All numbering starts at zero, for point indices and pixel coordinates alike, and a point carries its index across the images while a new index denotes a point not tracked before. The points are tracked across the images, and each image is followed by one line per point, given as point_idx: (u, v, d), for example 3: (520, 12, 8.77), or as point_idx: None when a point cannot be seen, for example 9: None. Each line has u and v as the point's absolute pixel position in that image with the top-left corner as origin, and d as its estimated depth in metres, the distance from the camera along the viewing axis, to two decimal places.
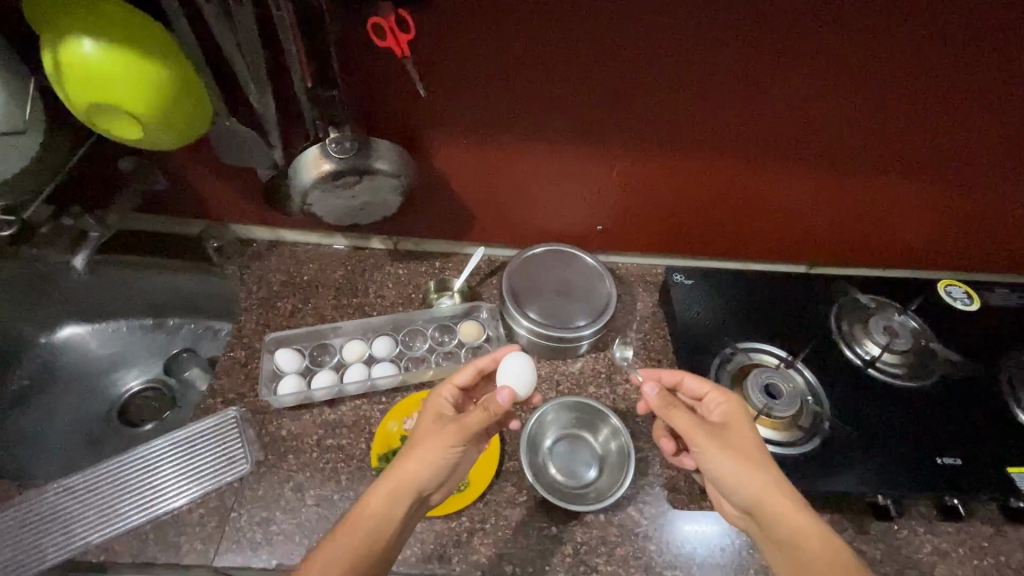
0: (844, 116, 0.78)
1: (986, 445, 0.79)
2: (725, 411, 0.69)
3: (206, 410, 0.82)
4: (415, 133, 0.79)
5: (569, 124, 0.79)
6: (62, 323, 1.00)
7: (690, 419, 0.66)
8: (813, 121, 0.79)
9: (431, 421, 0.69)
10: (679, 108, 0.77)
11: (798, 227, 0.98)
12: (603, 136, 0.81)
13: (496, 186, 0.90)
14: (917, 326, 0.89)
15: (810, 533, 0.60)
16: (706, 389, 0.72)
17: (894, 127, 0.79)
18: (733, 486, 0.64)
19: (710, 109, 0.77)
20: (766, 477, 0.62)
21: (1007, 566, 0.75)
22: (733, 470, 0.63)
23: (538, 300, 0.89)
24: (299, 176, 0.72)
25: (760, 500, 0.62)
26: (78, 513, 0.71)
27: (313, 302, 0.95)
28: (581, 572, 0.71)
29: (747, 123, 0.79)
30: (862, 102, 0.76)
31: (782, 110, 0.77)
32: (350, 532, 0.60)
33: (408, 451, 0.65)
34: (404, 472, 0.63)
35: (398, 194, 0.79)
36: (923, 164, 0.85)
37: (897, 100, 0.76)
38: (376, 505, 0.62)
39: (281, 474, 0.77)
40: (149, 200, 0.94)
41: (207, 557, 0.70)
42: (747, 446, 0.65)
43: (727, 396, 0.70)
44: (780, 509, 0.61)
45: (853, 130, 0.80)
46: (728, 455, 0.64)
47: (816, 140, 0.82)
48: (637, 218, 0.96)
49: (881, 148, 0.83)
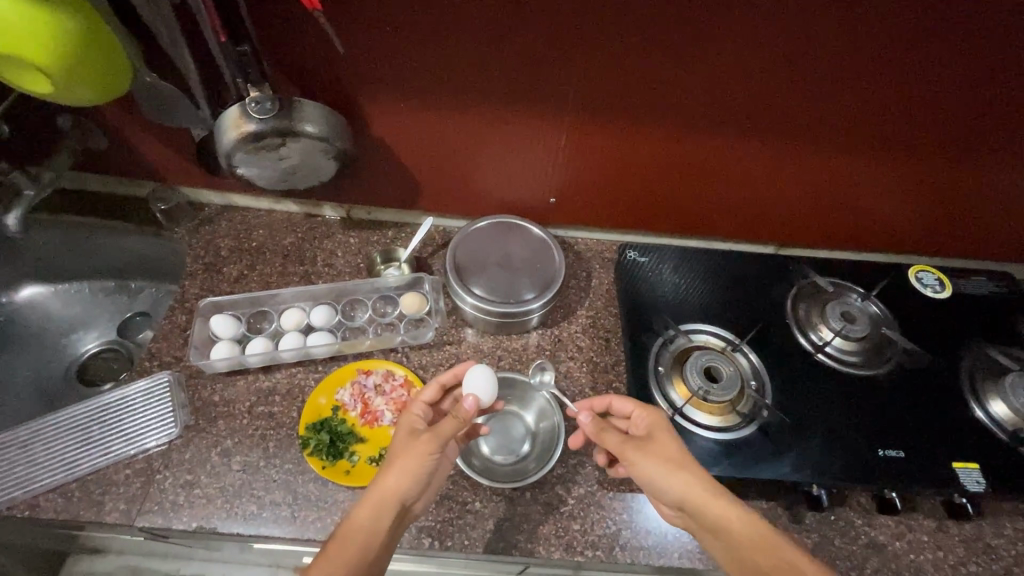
0: (805, 86, 0.72)
1: (935, 438, 0.76)
2: (647, 422, 0.67)
3: (142, 373, 0.82)
4: (348, 95, 0.76)
5: (510, 90, 0.75)
6: (24, 282, 0.99)
7: (619, 437, 0.64)
8: (773, 92, 0.74)
9: (405, 433, 0.68)
10: (626, 74, 0.72)
11: (762, 205, 0.93)
12: (547, 103, 0.77)
13: (443, 153, 0.86)
14: (877, 312, 0.85)
15: (735, 522, 0.58)
16: (629, 406, 0.70)
17: (861, 100, 0.74)
18: (664, 495, 0.61)
19: (659, 75, 0.72)
20: (691, 478, 0.60)
21: (945, 562, 0.73)
22: (658, 475, 0.61)
23: (482, 274, 0.86)
24: (221, 137, 0.69)
25: (687, 501, 0.60)
26: (5, 469, 0.72)
27: (259, 268, 0.94)
28: (501, 548, 0.71)
29: (702, 92, 0.74)
30: (824, 71, 0.71)
31: (738, 78, 0.72)
32: (335, 554, 0.58)
33: (388, 465, 0.64)
34: (385, 484, 0.62)
35: (330, 158, 0.77)
36: (892, 140, 0.80)
37: (862, 69, 0.70)
38: (361, 521, 0.60)
39: (209, 439, 0.77)
40: (93, 160, 0.93)
41: (130, 516, 0.71)
42: (670, 449, 0.63)
43: (647, 409, 0.68)
44: (705, 504, 0.59)
45: (817, 102, 0.75)
46: (651, 461, 0.62)
47: (777, 113, 0.77)
48: (592, 191, 0.93)
49: (846, 123, 0.78)
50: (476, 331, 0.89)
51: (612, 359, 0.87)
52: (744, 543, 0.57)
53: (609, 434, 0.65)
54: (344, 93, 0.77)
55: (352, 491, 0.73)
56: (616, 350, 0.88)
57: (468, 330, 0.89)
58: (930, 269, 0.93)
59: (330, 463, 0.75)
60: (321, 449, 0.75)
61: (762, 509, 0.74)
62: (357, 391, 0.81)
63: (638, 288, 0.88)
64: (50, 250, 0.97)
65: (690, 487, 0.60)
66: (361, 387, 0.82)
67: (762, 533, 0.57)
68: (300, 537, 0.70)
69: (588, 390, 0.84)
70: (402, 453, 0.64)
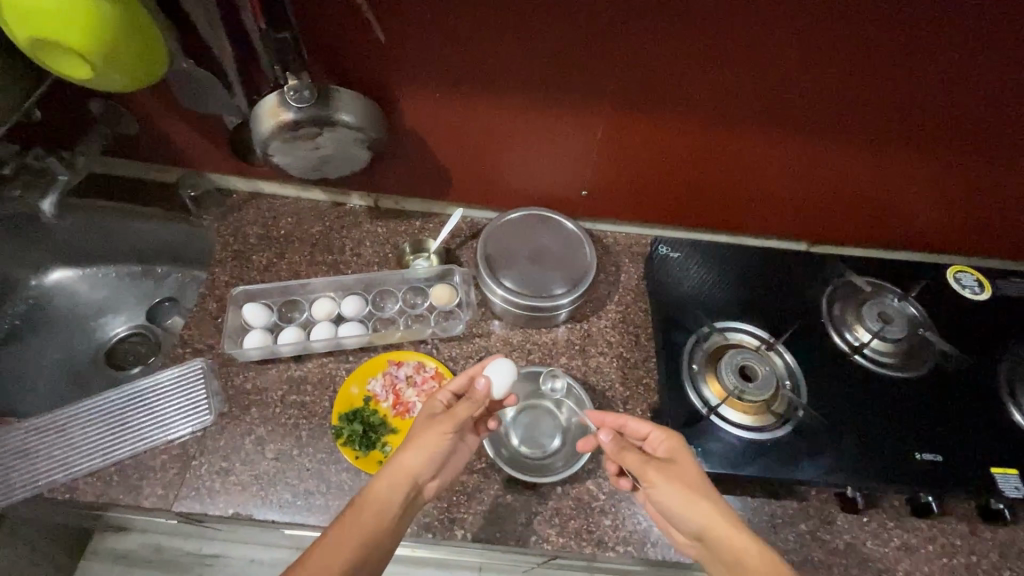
0: (852, 81, 0.70)
1: (972, 442, 0.75)
2: (668, 446, 0.65)
3: (175, 359, 0.83)
4: (383, 84, 0.75)
5: (545, 81, 0.74)
6: (52, 266, 1.01)
7: (640, 458, 0.62)
8: (818, 87, 0.72)
9: (425, 416, 0.68)
10: (668, 66, 0.70)
11: (795, 201, 0.91)
12: (583, 95, 0.76)
13: (475, 144, 0.85)
14: (914, 314, 0.84)
15: (752, 555, 0.55)
16: (646, 428, 0.66)
17: (909, 97, 0.72)
18: (683, 521, 0.59)
19: (698, 69, 0.70)
20: (711, 506, 0.58)
21: (977, 567, 0.72)
22: (679, 501, 0.59)
23: (513, 266, 0.86)
24: (258, 125, 0.69)
25: (709, 531, 0.58)
26: (45, 452, 0.74)
27: (288, 256, 0.93)
28: (532, 542, 0.71)
29: (744, 87, 0.72)
30: (873, 66, 0.68)
31: (783, 72, 0.70)
32: (349, 525, 0.59)
33: (406, 444, 0.65)
34: (402, 462, 0.63)
35: (364, 147, 0.76)
36: (936, 138, 0.77)
37: (912, 65, 0.68)
38: (377, 493, 0.62)
39: (243, 426, 0.77)
40: (123, 145, 0.93)
41: (167, 501, 0.72)
42: (692, 476, 0.61)
43: (668, 432, 0.65)
44: (727, 536, 0.57)
45: (863, 98, 0.73)
46: (673, 485, 0.60)
47: (820, 109, 0.75)
48: (623, 185, 0.91)
49: (889, 119, 0.75)
50: (505, 324, 0.89)
51: (642, 355, 0.87)
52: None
53: (630, 455, 0.63)
54: (381, 82, 0.76)
55: None
56: (646, 346, 0.87)
57: (496, 323, 0.89)
58: (969, 270, 0.92)
59: (363, 453, 0.75)
60: (355, 439, 0.76)
61: (794, 509, 0.74)
62: (389, 382, 0.82)
63: (670, 284, 0.87)
64: (79, 234, 0.98)
65: (710, 516, 0.58)
66: (393, 378, 0.82)
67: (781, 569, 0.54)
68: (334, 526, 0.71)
69: (618, 386, 0.84)
70: (421, 433, 0.65)
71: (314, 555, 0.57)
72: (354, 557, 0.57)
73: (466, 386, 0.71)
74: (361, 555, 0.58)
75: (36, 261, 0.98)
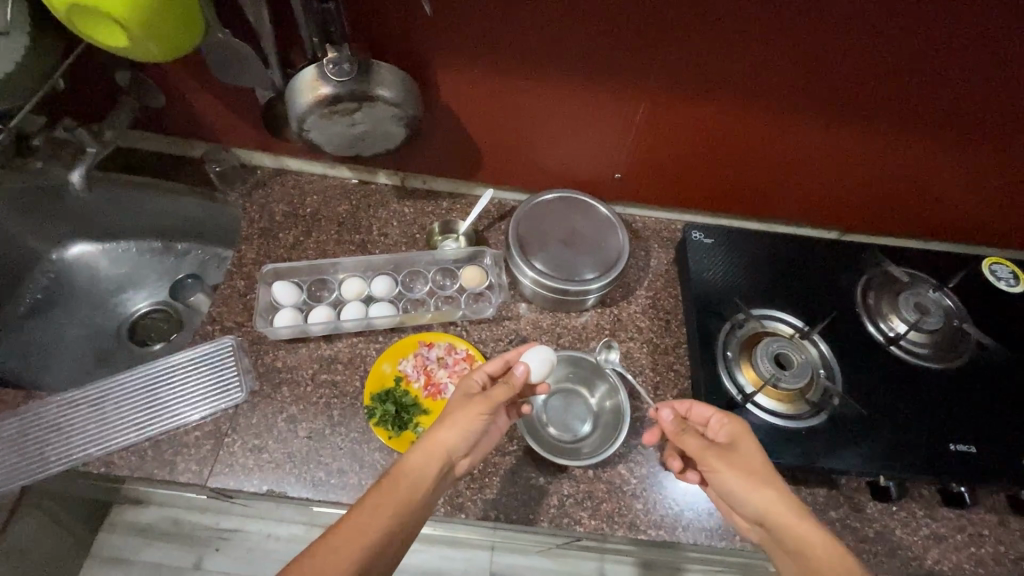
0: (906, 68, 0.68)
1: (1005, 434, 0.75)
2: (728, 430, 0.65)
3: (204, 336, 0.83)
4: (422, 58, 0.74)
5: (585, 62, 0.72)
6: (74, 240, 0.99)
7: (701, 443, 0.63)
8: (865, 75, 0.70)
9: (461, 393, 0.68)
10: (717, 49, 0.69)
11: (830, 190, 0.90)
12: (622, 78, 0.74)
13: (510, 124, 0.84)
14: (951, 306, 0.83)
15: (814, 543, 0.55)
16: (710, 412, 0.68)
17: (963, 86, 0.70)
18: (745, 506, 0.60)
19: (744, 53, 0.69)
20: (772, 492, 0.59)
21: (1006, 557, 0.73)
22: (739, 484, 0.60)
23: (545, 249, 0.84)
24: (296, 99, 0.68)
25: (767, 513, 0.58)
26: (78, 426, 0.74)
27: (316, 235, 0.92)
28: (565, 524, 0.71)
29: (793, 73, 0.71)
30: (929, 53, 0.67)
31: (836, 58, 0.68)
32: (386, 495, 0.59)
33: (441, 420, 0.65)
34: (436, 437, 0.63)
35: (401, 124, 0.74)
36: (982, 129, 0.76)
37: (970, 54, 0.66)
38: (414, 466, 0.61)
39: (275, 404, 0.77)
40: (148, 118, 0.91)
41: (201, 477, 0.72)
42: (752, 462, 0.62)
43: (730, 415, 0.66)
44: (786, 519, 0.57)
45: (915, 86, 0.71)
46: (732, 468, 0.61)
47: (868, 97, 0.73)
48: (656, 169, 0.90)
49: (936, 109, 0.74)
50: (534, 307, 0.88)
51: (673, 340, 0.86)
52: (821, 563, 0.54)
53: (688, 437, 0.64)
54: (419, 58, 0.74)
55: None
56: (677, 332, 0.87)
57: (525, 306, 0.88)
58: (1002, 262, 0.91)
59: (395, 433, 0.75)
60: (388, 419, 0.76)
61: (825, 497, 0.74)
62: (420, 363, 0.82)
63: (703, 270, 0.86)
64: (103, 209, 0.96)
65: (771, 501, 0.58)
66: (424, 359, 0.82)
67: (844, 558, 0.54)
68: None
69: (648, 371, 0.83)
70: (457, 411, 0.65)
71: (352, 520, 0.56)
72: (395, 521, 0.57)
73: (502, 370, 0.72)
74: (397, 524, 0.57)
75: (59, 234, 0.97)
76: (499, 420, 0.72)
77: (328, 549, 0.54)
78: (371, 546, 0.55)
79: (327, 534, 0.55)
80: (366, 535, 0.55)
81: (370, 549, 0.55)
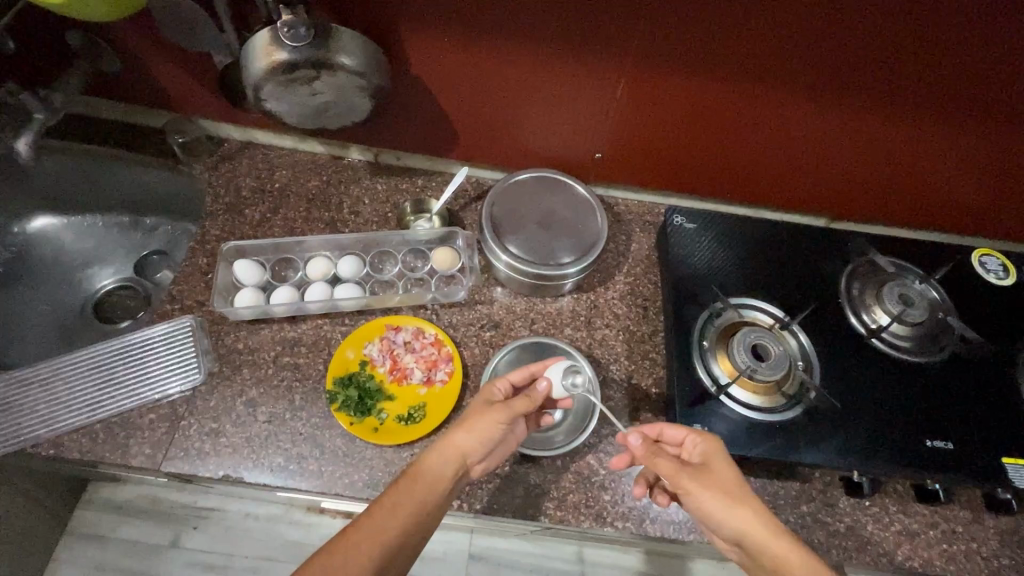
0: (901, 49, 0.64)
1: (984, 430, 0.73)
2: (701, 451, 0.63)
3: (162, 315, 0.79)
4: (388, 24, 0.69)
5: (560, 32, 0.68)
6: (35, 212, 0.95)
7: (676, 466, 0.60)
8: (856, 54, 0.66)
9: (483, 396, 0.66)
10: (701, 23, 0.64)
11: (818, 174, 0.87)
12: (600, 51, 0.70)
13: (486, 98, 0.79)
14: (937, 298, 0.80)
15: (794, 564, 0.54)
16: (683, 434, 0.65)
17: (960, 70, 0.66)
18: (724, 529, 0.58)
19: (727, 27, 0.64)
20: (750, 513, 0.57)
21: (977, 554, 0.71)
22: (716, 509, 0.58)
23: (520, 231, 0.81)
24: (250, 65, 0.63)
25: (746, 538, 0.57)
26: (28, 407, 0.71)
27: (283, 212, 0.88)
28: (530, 515, 0.70)
29: (782, 50, 0.66)
30: (926, 32, 0.62)
31: (825, 36, 0.64)
32: (404, 493, 0.57)
33: (460, 423, 0.62)
34: (453, 441, 0.60)
35: (366, 95, 0.70)
36: (977, 115, 0.72)
37: (968, 34, 0.62)
38: (432, 465, 0.59)
39: (234, 387, 0.75)
40: (106, 84, 0.86)
41: (155, 461, 0.69)
42: (729, 483, 0.59)
43: (704, 435, 0.63)
44: (766, 544, 0.56)
45: (910, 68, 0.67)
46: (708, 493, 0.58)
47: (859, 78, 0.69)
48: (638, 150, 0.86)
49: (930, 93, 0.70)
50: (508, 291, 0.85)
51: (650, 329, 0.84)
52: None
53: (663, 462, 0.60)
54: (384, 24, 0.70)
55: (381, 449, 0.71)
56: (654, 320, 0.84)
57: (499, 290, 0.85)
58: (993, 253, 0.89)
59: (358, 419, 0.73)
60: (350, 405, 0.73)
61: (797, 490, 0.73)
62: (386, 347, 0.79)
63: (683, 256, 0.83)
64: (63, 179, 0.92)
65: (749, 523, 0.56)
66: (391, 343, 0.79)
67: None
68: (327, 492, 0.69)
69: (623, 360, 0.81)
70: (480, 415, 0.62)
71: (370, 517, 0.55)
72: (408, 523, 0.56)
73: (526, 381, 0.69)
74: (413, 526, 0.56)
75: (16, 206, 0.93)
76: (517, 428, 0.67)
77: (344, 546, 0.53)
78: (386, 545, 0.54)
79: (344, 531, 0.54)
80: (385, 533, 0.54)
81: (388, 548, 0.54)
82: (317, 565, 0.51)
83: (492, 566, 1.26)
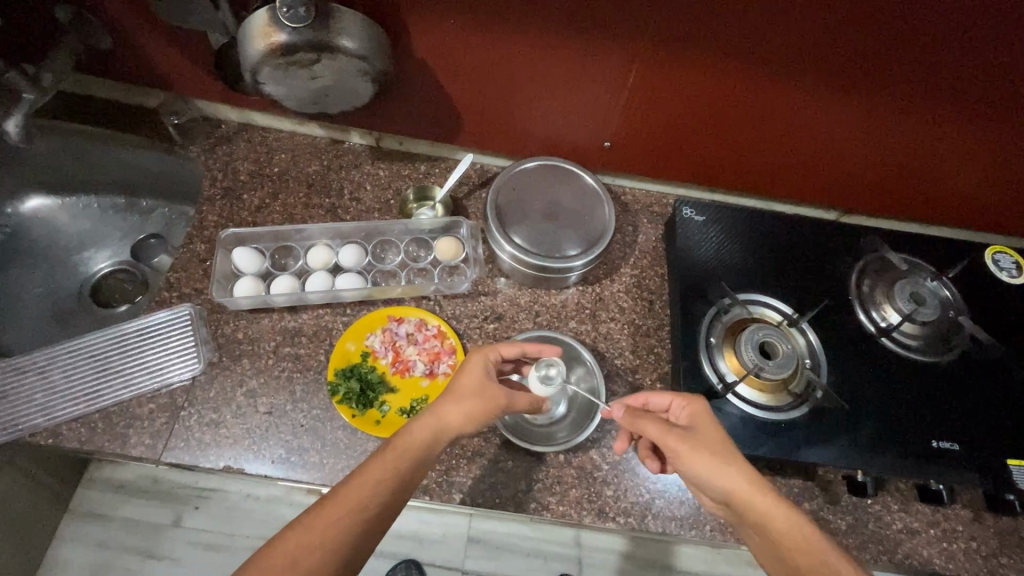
0: (903, 50, 0.63)
1: (988, 431, 0.73)
2: (689, 413, 0.63)
3: (161, 303, 0.78)
4: (391, 7, 0.67)
5: (554, 24, 0.66)
6: (27, 194, 0.92)
7: (660, 426, 0.60)
8: (852, 53, 0.65)
9: (480, 367, 0.64)
10: (697, 19, 0.63)
11: (823, 169, 0.85)
12: (597, 43, 0.68)
13: (494, 82, 0.76)
14: (949, 296, 0.79)
15: (778, 518, 0.54)
16: (667, 399, 0.66)
17: (960, 70, 0.65)
18: (709, 488, 0.58)
19: (721, 23, 0.63)
20: (734, 469, 0.56)
21: (976, 553, 0.71)
22: (706, 469, 0.57)
23: (524, 221, 0.78)
24: (247, 48, 0.60)
25: (736, 495, 0.56)
26: (25, 397, 0.70)
27: (282, 197, 0.86)
28: (532, 510, 0.69)
29: (781, 46, 0.65)
30: (934, 32, 0.61)
31: (820, 37, 0.63)
32: (387, 463, 0.55)
33: (450, 396, 0.61)
34: (443, 414, 0.59)
35: (367, 80, 0.67)
36: (979, 114, 0.71)
37: (982, 30, 0.60)
38: (417, 439, 0.57)
39: (234, 377, 0.74)
40: (100, 62, 0.83)
41: (155, 452, 0.69)
42: (716, 441, 0.59)
43: (689, 398, 0.64)
44: (755, 502, 0.55)
45: (916, 67, 0.65)
46: (696, 457, 0.57)
47: (856, 77, 0.68)
48: (644, 140, 0.84)
49: (931, 91, 0.68)
50: (512, 283, 0.84)
51: (655, 323, 0.82)
52: (787, 542, 0.53)
53: (649, 424, 0.60)
54: (388, 5, 0.67)
55: (382, 441, 0.70)
56: (660, 314, 0.83)
57: (503, 281, 0.84)
58: (1007, 251, 0.87)
59: (360, 412, 0.72)
60: (351, 397, 0.73)
61: (800, 487, 0.72)
62: (388, 339, 0.78)
63: (691, 248, 0.81)
64: (56, 160, 0.89)
65: (734, 480, 0.56)
66: (392, 335, 0.78)
67: (803, 530, 0.54)
68: (329, 484, 0.68)
69: (628, 354, 0.80)
70: (473, 390, 0.61)
71: (348, 489, 0.53)
72: (388, 494, 0.53)
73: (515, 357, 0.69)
74: (393, 499, 0.54)
75: (7, 187, 0.89)
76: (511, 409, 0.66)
77: (321, 523, 0.50)
78: (362, 521, 0.52)
79: (318, 503, 0.52)
80: (363, 506, 0.52)
81: (363, 525, 0.51)
82: (295, 539, 0.49)
83: (492, 550, 1.27)
